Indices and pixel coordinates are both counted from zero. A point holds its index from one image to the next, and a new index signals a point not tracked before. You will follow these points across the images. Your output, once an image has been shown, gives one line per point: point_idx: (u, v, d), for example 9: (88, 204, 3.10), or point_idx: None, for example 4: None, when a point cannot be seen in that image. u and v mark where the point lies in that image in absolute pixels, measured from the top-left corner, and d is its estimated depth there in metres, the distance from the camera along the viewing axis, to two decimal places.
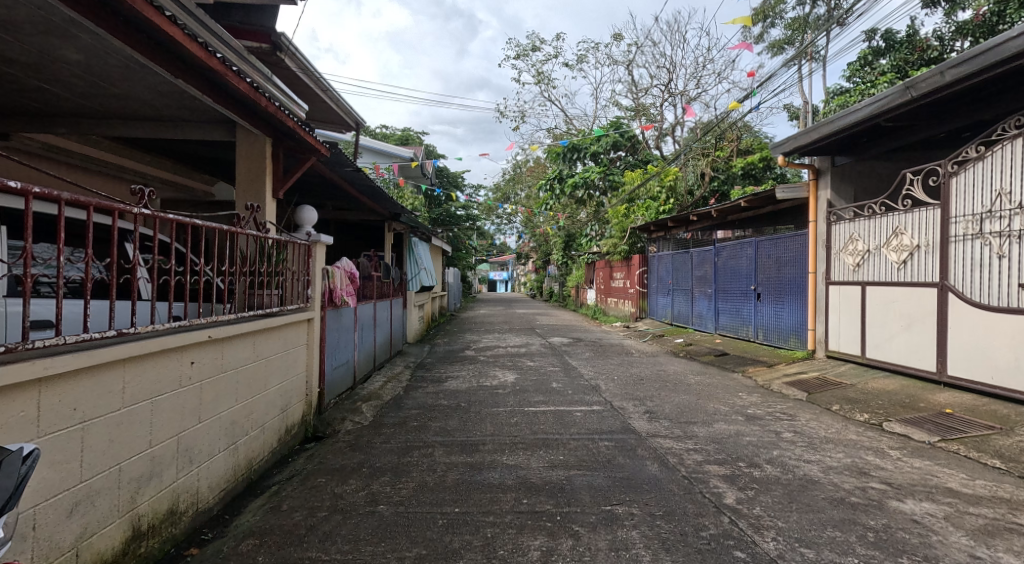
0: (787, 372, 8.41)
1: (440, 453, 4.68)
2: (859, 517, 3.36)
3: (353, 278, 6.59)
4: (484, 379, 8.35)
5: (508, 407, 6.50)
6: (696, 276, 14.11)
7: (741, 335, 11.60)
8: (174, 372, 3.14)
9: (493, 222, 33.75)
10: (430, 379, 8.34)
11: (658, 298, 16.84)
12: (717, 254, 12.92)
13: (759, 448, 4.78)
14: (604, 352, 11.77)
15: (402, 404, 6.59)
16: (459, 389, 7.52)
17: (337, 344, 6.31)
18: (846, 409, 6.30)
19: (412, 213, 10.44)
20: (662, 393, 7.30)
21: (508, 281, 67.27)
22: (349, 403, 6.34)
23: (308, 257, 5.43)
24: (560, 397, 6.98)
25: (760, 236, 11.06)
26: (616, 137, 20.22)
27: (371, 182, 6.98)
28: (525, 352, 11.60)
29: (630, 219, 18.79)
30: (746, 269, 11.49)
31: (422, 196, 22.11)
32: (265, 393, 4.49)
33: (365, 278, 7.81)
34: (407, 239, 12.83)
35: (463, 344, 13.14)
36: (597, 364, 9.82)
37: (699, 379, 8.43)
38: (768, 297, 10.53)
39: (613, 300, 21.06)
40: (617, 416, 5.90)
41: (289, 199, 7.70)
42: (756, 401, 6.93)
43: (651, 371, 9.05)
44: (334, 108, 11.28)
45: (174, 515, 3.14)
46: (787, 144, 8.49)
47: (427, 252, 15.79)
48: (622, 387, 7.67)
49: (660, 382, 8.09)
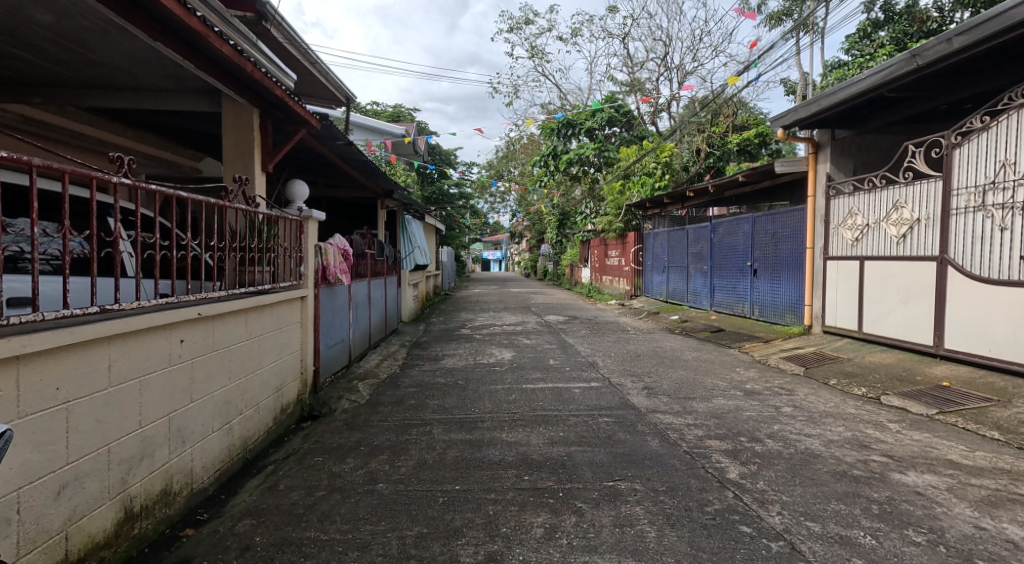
0: (785, 347, 8.40)
1: (439, 431, 4.62)
2: (862, 489, 3.32)
3: (347, 255, 6.49)
4: (481, 357, 8.31)
5: (506, 384, 6.46)
6: (691, 253, 14.05)
7: (737, 311, 11.61)
8: (163, 350, 3.05)
9: (487, 200, 33.56)
10: (426, 357, 8.29)
11: (654, 275, 16.79)
12: (713, 230, 12.85)
13: (759, 423, 4.75)
14: (600, 330, 11.75)
15: (399, 383, 6.53)
16: (455, 367, 7.48)
17: (332, 322, 6.24)
18: (843, 384, 6.29)
19: (405, 189, 10.31)
20: (659, 369, 7.28)
21: (501, 261, 67.30)
22: (345, 381, 6.28)
23: (300, 234, 5.32)
24: (558, 374, 6.93)
25: (757, 211, 10.98)
26: (611, 112, 20.00)
27: (364, 157, 6.84)
28: (521, 330, 11.57)
29: (625, 196, 18.68)
30: (742, 245, 11.44)
31: (414, 173, 21.86)
32: (259, 371, 4.41)
33: (359, 255, 7.73)
34: (401, 217, 12.70)
35: (458, 323, 13.09)
36: (594, 341, 9.79)
37: (696, 355, 8.42)
38: (764, 274, 10.48)
39: (608, 278, 21.02)
40: (616, 393, 5.86)
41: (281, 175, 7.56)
42: (754, 376, 6.92)
43: (648, 348, 9.02)
44: (324, 81, 11.05)
45: (167, 496, 3.07)
46: (788, 117, 8.40)
47: (421, 230, 15.64)
48: (620, 364, 7.64)
49: (657, 358, 8.06)
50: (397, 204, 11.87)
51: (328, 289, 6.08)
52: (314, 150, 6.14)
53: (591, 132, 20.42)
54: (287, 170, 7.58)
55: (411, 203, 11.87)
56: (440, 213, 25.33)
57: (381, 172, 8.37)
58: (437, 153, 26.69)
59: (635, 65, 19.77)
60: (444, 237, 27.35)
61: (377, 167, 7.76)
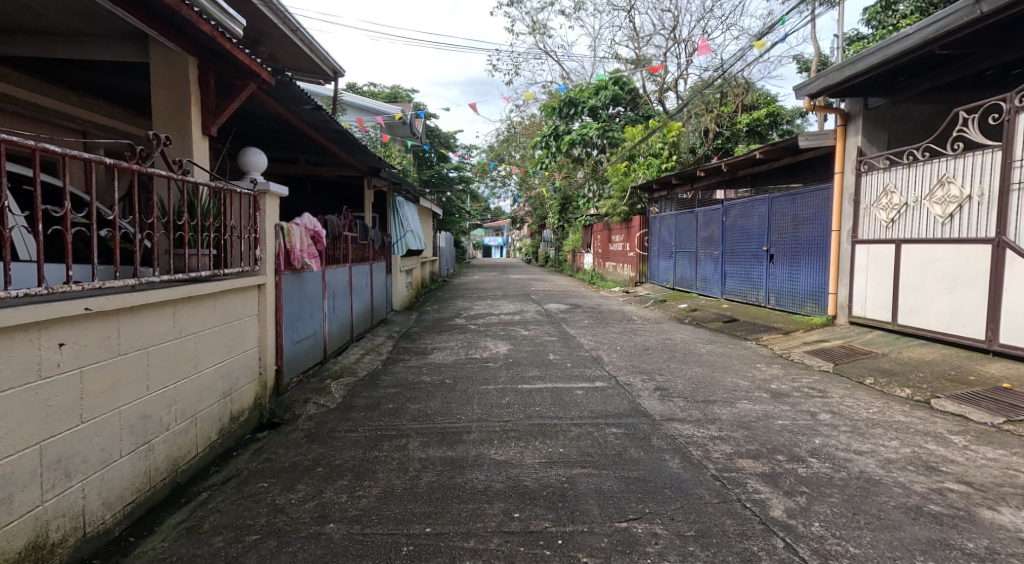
0: (808, 340, 7.64)
1: (415, 446, 3.87)
2: (951, 537, 2.59)
3: (321, 236, 5.77)
4: (474, 351, 7.56)
5: (498, 383, 5.71)
6: (701, 237, 13.28)
7: (750, 300, 10.87)
8: (27, 359, 2.37)
9: (488, 184, 32.62)
10: (413, 351, 7.54)
11: (659, 261, 16.05)
12: (725, 213, 12.03)
13: (796, 434, 4.00)
14: (603, 319, 11.00)
15: (378, 383, 5.78)
16: (444, 363, 6.73)
17: (302, 314, 5.53)
18: (882, 383, 5.53)
19: (392, 167, 9.52)
20: (671, 365, 6.53)
21: (502, 247, 66.58)
22: (315, 381, 5.52)
23: (254, 211, 4.55)
24: (558, 371, 6.18)
25: (775, 192, 10.16)
26: (616, 90, 19.09)
27: (339, 126, 6.07)
28: (520, 320, 10.81)
29: (630, 178, 17.87)
30: (757, 228, 10.65)
31: (409, 154, 21.01)
32: (197, 375, 3.65)
33: (338, 237, 6.99)
34: (391, 199, 11.92)
35: (453, 312, 12.33)
36: (597, 333, 9.01)
37: (710, 349, 7.65)
38: (781, 259, 9.73)
39: (611, 265, 20.27)
40: (625, 396, 5.10)
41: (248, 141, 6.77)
42: (778, 374, 6.16)
43: (657, 341, 8.27)
44: (307, 51, 10.21)
45: (39, 550, 2.39)
46: (815, 84, 7.63)
47: (415, 214, 14.85)
48: (628, 359, 6.88)
49: (668, 353, 7.30)
50: (386, 184, 11.06)
51: (296, 274, 5.35)
52: (278, 116, 5.42)
53: (595, 111, 19.58)
54: (253, 139, 6.83)
55: (400, 183, 11.06)
56: (437, 198, 24.52)
57: (364, 146, 7.68)
58: (436, 136, 25.83)
59: (640, 41, 18.86)
60: (442, 222, 26.54)
61: (355, 139, 7.05)
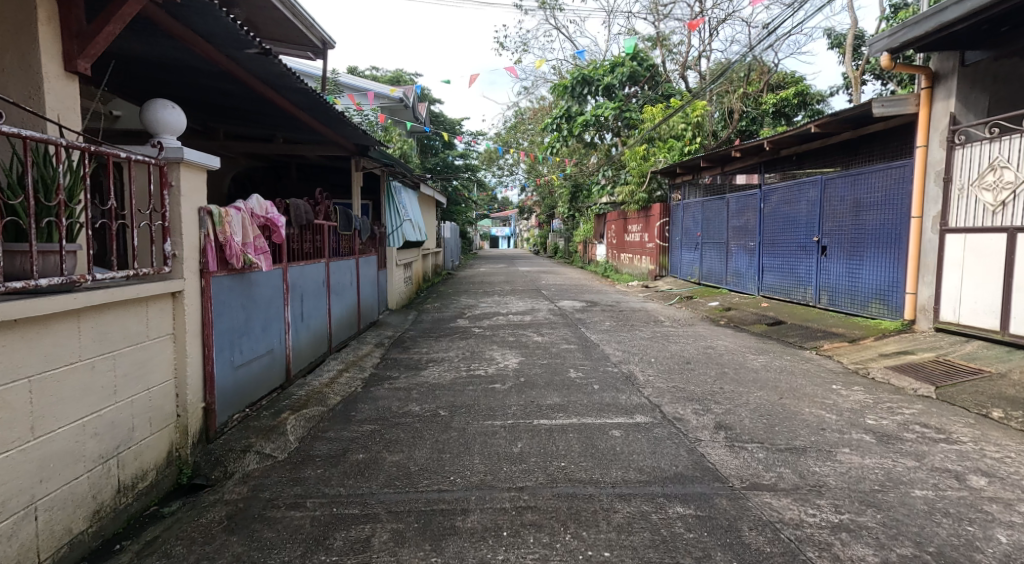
0: (884, 351, 6.27)
1: (384, 546, 2.57)
2: None
3: (275, 219, 4.47)
4: (477, 365, 6.22)
5: (507, 417, 4.39)
6: (733, 227, 11.92)
7: (795, 299, 9.53)
8: None
9: (495, 173, 31.22)
10: (404, 366, 6.21)
11: (683, 253, 14.71)
12: (763, 199, 10.62)
13: (959, 521, 2.67)
14: (627, 320, 9.64)
15: (353, 416, 4.46)
16: (440, 385, 5.39)
17: (250, 329, 4.19)
18: (1018, 418, 4.17)
19: (381, 144, 8.18)
20: (726, 388, 5.18)
21: (510, 237, 65.28)
22: (269, 415, 4.23)
23: (160, 189, 3.21)
24: (583, 398, 4.83)
25: (828, 172, 8.74)
26: (633, 66, 17.62)
27: (295, 78, 4.79)
28: (531, 321, 9.48)
29: (650, 162, 16.30)
30: (804, 216, 9.26)
31: (410, 140, 19.65)
32: (40, 442, 2.40)
33: (307, 227, 5.65)
34: (385, 184, 10.50)
35: (456, 311, 11.02)
36: (624, 339, 7.66)
37: (765, 362, 6.29)
38: (839, 251, 8.37)
39: (627, 256, 18.92)
40: (680, 443, 3.75)
41: (188, 93, 5.47)
42: (867, 401, 4.79)
43: (697, 350, 6.93)
44: (286, 13, 8.84)
45: None
46: (899, 37, 6.22)
47: (415, 202, 13.46)
48: (668, 379, 5.54)
49: (716, 369, 5.95)
50: (377, 166, 9.65)
51: (238, 275, 4.00)
52: (207, 54, 4.17)
53: (610, 90, 18.14)
54: (196, 94, 5.57)
55: (392, 165, 9.63)
56: (442, 186, 23.24)
57: (343, 116, 6.43)
58: (439, 120, 24.46)
59: (660, 12, 17.36)
60: (446, 211, 25.19)
61: (328, 103, 5.80)
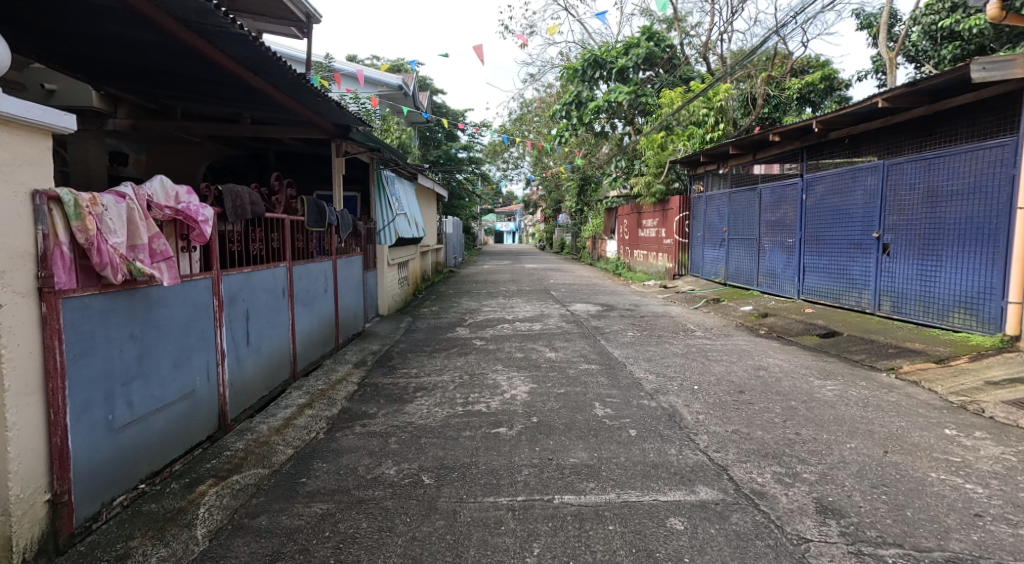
0: (990, 377, 4.98)
1: None
2: None
3: (188, 209, 3.22)
4: (476, 396, 4.97)
5: (516, 490, 3.14)
6: (767, 222, 10.62)
7: (845, 304, 8.24)
8: None
9: (500, 166, 29.90)
10: (384, 397, 4.95)
11: (706, 250, 13.41)
12: (806, 190, 9.31)
13: None
14: (652, 329, 8.36)
15: (301, 487, 3.20)
16: (426, 430, 4.15)
17: (149, 368, 2.92)
18: None
19: (365, 123, 6.94)
20: (805, 435, 3.92)
21: (515, 233, 63.99)
22: (180, 492, 2.97)
23: None
24: (619, 457, 3.57)
25: (893, 156, 7.40)
26: (650, 47, 16.27)
27: (215, 9, 3.62)
28: (541, 331, 8.23)
29: (668, 151, 15.05)
30: (859, 208, 7.95)
31: (409, 129, 18.35)
32: None
33: (258, 220, 4.38)
34: (375, 173, 9.23)
35: (457, 316, 9.76)
36: (655, 357, 6.41)
37: (838, 390, 5.03)
38: (905, 249, 7.08)
39: (641, 253, 17.62)
40: (778, 549, 2.52)
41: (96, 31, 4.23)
42: (1007, 457, 3.54)
43: (747, 373, 5.64)
44: None
45: None
46: None
47: (411, 194, 12.18)
48: (724, 420, 4.26)
49: (780, 403, 4.69)
50: (363, 151, 8.36)
51: (127, 294, 2.75)
52: None
53: (625, 73, 16.80)
54: (106, 36, 4.38)
55: (380, 150, 8.36)
56: (443, 179, 21.98)
57: (308, 83, 5.17)
58: (441, 110, 23.13)
59: None
60: (448, 205, 23.88)
61: (281, 59, 4.54)
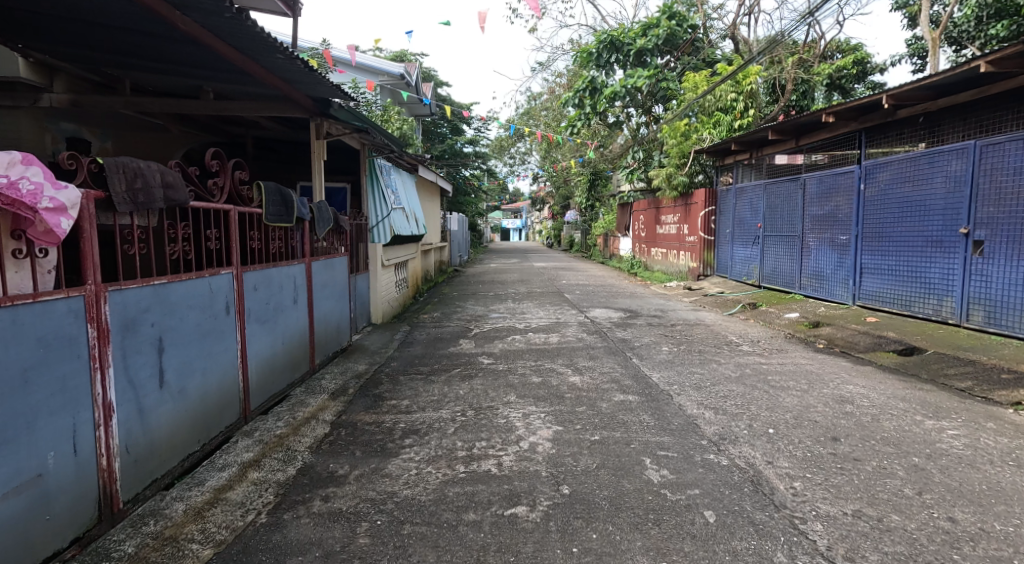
0: None
1: None
2: None
3: (10, 186, 2.18)
4: (483, 445, 3.72)
5: None
6: (813, 216, 9.31)
7: (918, 312, 6.98)
8: None
9: (507, 161, 28.62)
10: (360, 447, 3.71)
11: (736, 248, 12.11)
12: (865, 178, 8.00)
13: None
14: (693, 343, 7.06)
15: None
16: (412, 509, 2.90)
17: None
18: None
19: (348, 96, 5.70)
20: (963, 527, 2.68)
21: (522, 231, 62.73)
22: None
23: None
24: None
25: (992, 136, 6.10)
26: (671, 27, 14.95)
27: None
28: (559, 344, 6.98)
29: (692, 140, 13.75)
30: (939, 198, 6.66)
31: (411, 119, 17.07)
32: None
33: (181, 211, 3.15)
34: (365, 160, 7.98)
35: (461, 325, 8.51)
36: (707, 384, 5.13)
37: (965, 439, 3.76)
38: (1011, 249, 5.83)
39: (659, 252, 16.36)
40: None
41: None
42: None
43: (832, 411, 4.36)
44: None
45: None
46: None
47: (409, 186, 10.93)
48: (835, 495, 2.99)
49: (900, 462, 3.42)
50: (349, 134, 7.12)
51: None
52: None
53: (644, 57, 15.49)
54: None
55: (369, 133, 7.11)
56: (448, 174, 20.75)
57: (261, 31, 3.96)
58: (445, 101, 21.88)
59: None
60: (453, 201, 22.59)
61: None
